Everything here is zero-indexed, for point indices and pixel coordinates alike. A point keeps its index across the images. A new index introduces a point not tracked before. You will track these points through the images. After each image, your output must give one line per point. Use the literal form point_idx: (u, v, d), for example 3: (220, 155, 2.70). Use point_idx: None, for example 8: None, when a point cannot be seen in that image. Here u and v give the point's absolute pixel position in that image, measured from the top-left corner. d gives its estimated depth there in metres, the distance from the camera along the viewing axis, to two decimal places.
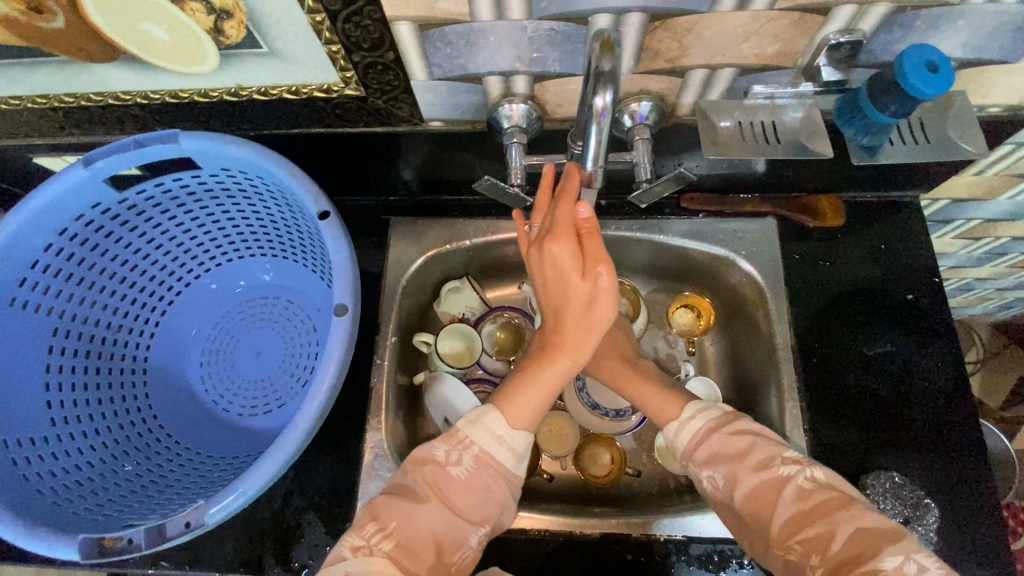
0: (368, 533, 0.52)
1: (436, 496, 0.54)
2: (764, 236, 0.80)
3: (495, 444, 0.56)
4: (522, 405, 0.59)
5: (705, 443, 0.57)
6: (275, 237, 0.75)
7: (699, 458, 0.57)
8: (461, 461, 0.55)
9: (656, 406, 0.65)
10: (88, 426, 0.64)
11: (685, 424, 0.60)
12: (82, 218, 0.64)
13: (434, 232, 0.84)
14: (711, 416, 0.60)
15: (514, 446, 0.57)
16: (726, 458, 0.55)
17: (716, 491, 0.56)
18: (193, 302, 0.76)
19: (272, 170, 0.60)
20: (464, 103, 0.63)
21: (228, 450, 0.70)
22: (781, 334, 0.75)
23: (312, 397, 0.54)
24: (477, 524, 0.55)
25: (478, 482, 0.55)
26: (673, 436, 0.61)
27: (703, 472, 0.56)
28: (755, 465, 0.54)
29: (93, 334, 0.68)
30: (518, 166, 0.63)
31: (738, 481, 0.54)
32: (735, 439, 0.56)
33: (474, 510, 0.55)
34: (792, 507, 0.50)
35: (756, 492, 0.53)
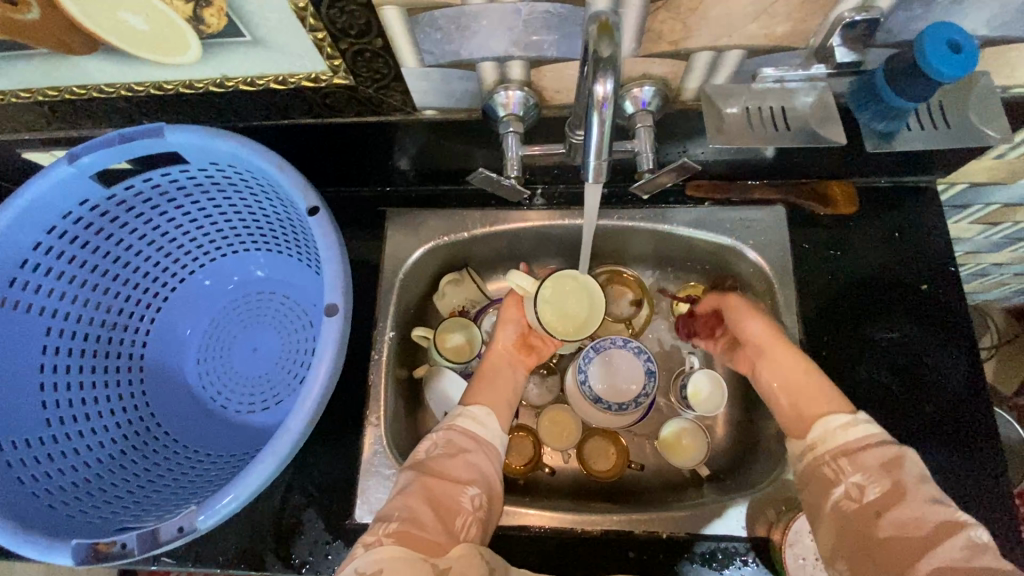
0: (376, 530, 0.52)
1: (424, 472, 0.58)
2: (773, 226, 0.77)
3: (458, 417, 0.65)
4: (479, 393, 0.69)
5: (868, 451, 0.55)
6: (268, 231, 0.73)
7: (855, 460, 0.54)
8: (434, 442, 0.62)
9: (820, 400, 0.61)
10: (85, 425, 0.64)
11: (855, 423, 0.57)
12: (70, 215, 0.63)
13: (432, 224, 0.82)
14: (876, 429, 0.56)
15: (475, 415, 0.65)
16: (887, 476, 0.52)
17: (848, 501, 0.53)
18: (188, 298, 0.76)
19: (259, 165, 0.58)
20: (458, 90, 0.60)
21: (227, 447, 0.70)
22: (789, 325, 0.73)
23: (303, 399, 0.53)
24: (467, 483, 0.58)
25: (453, 448, 0.61)
26: (833, 427, 0.58)
27: (855, 477, 0.53)
28: (925, 498, 0.51)
29: (87, 333, 0.67)
30: (514, 156, 0.60)
31: (894, 506, 0.51)
32: (908, 462, 0.53)
33: (460, 470, 0.58)
34: (956, 553, 0.46)
35: (912, 523, 0.49)
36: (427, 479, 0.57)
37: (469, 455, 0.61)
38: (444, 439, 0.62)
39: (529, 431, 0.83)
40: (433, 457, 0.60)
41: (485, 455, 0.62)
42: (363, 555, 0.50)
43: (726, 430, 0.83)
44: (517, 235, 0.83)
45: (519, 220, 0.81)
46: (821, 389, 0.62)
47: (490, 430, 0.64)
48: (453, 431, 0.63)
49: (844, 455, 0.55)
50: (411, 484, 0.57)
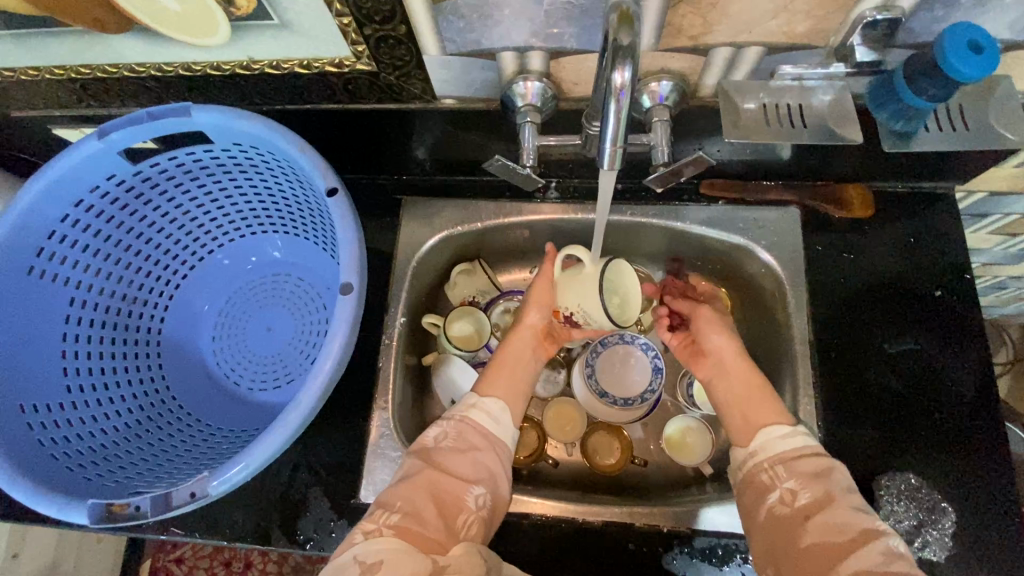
0: (376, 518, 0.53)
1: (431, 464, 0.58)
2: (786, 227, 0.77)
3: (470, 409, 0.64)
4: (491, 384, 0.69)
5: (802, 461, 0.57)
6: (286, 213, 0.74)
7: (789, 467, 0.57)
8: (445, 431, 0.62)
9: (762, 410, 0.64)
10: (104, 394, 0.66)
11: (793, 433, 0.60)
12: (98, 189, 0.65)
13: (446, 213, 0.83)
14: (813, 442, 0.59)
15: (489, 409, 0.65)
16: (820, 483, 0.55)
17: (779, 505, 0.55)
18: (206, 276, 0.77)
19: (281, 146, 0.59)
20: (477, 80, 0.61)
21: (238, 423, 0.71)
22: (799, 326, 0.73)
23: (314, 375, 0.54)
24: (471, 482, 0.58)
25: (464, 443, 0.61)
26: (773, 437, 0.60)
27: (788, 482, 0.56)
28: (851, 506, 0.52)
29: (109, 305, 0.69)
30: (530, 146, 0.60)
31: (823, 510, 0.52)
32: (837, 472, 0.56)
33: (467, 468, 0.59)
34: (875, 558, 0.48)
35: (838, 528, 0.51)
36: (433, 473, 0.57)
37: (478, 454, 0.60)
38: (455, 432, 0.62)
39: (534, 423, 0.83)
40: (442, 448, 0.60)
41: (495, 454, 0.62)
42: (362, 542, 0.50)
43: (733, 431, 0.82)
44: (531, 227, 0.84)
45: (533, 212, 0.82)
46: (764, 397, 0.65)
47: (501, 426, 0.64)
48: (465, 425, 0.63)
49: (779, 462, 0.57)
50: (417, 475, 0.57)
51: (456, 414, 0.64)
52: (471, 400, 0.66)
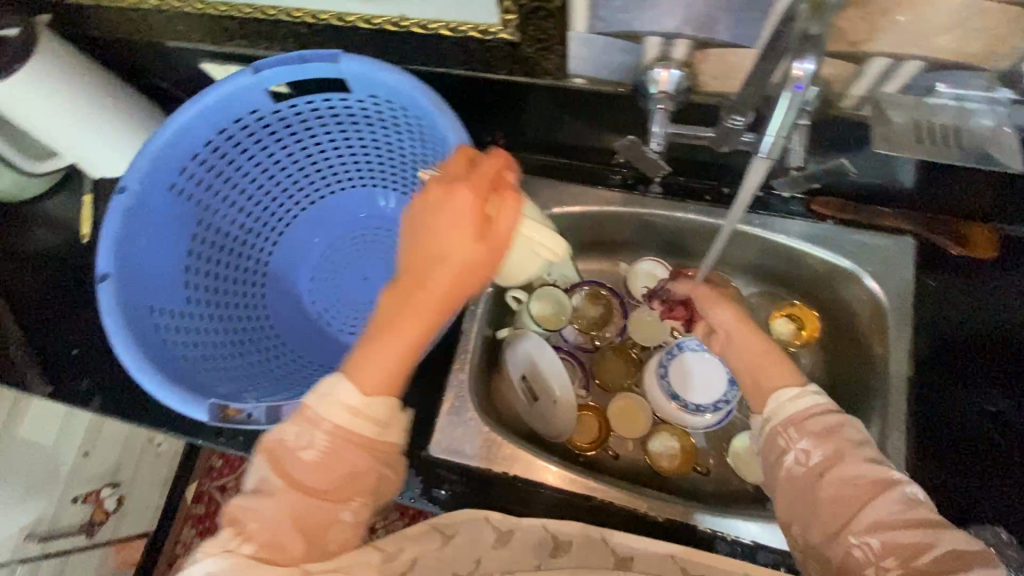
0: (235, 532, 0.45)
1: (283, 479, 0.47)
2: (899, 256, 0.74)
3: (345, 415, 0.48)
4: (376, 361, 0.50)
5: (817, 418, 0.53)
6: (399, 171, 0.78)
7: (802, 428, 0.52)
8: (314, 441, 0.48)
9: (769, 368, 0.58)
10: (215, 312, 0.71)
11: (803, 394, 0.55)
12: (239, 121, 0.69)
13: (545, 194, 0.84)
14: (826, 399, 0.54)
15: (373, 414, 0.49)
16: (835, 437, 0.51)
17: (796, 467, 0.51)
18: (314, 219, 0.81)
19: (421, 102, 0.62)
20: (614, 62, 0.62)
21: (328, 359, 0.76)
22: (897, 360, 0.71)
23: (427, 323, 0.55)
24: (340, 503, 0.48)
25: (337, 463, 0.48)
26: (784, 400, 0.55)
27: (801, 442, 0.52)
28: (863, 458, 0.49)
29: (229, 231, 0.74)
30: (659, 132, 0.60)
31: (837, 466, 0.49)
32: (852, 427, 0.52)
33: (333, 488, 0.47)
34: (892, 508, 0.46)
35: (850, 484, 0.48)
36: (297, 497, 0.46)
37: (359, 471, 0.48)
38: (325, 447, 0.48)
39: (599, 412, 0.85)
40: (301, 463, 0.47)
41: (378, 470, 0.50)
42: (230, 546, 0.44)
43: None
44: (625, 219, 0.85)
45: (635, 204, 0.83)
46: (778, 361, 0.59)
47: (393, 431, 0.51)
48: (339, 438, 0.48)
49: (791, 424, 0.53)
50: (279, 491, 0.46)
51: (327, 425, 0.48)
52: (350, 399, 0.49)
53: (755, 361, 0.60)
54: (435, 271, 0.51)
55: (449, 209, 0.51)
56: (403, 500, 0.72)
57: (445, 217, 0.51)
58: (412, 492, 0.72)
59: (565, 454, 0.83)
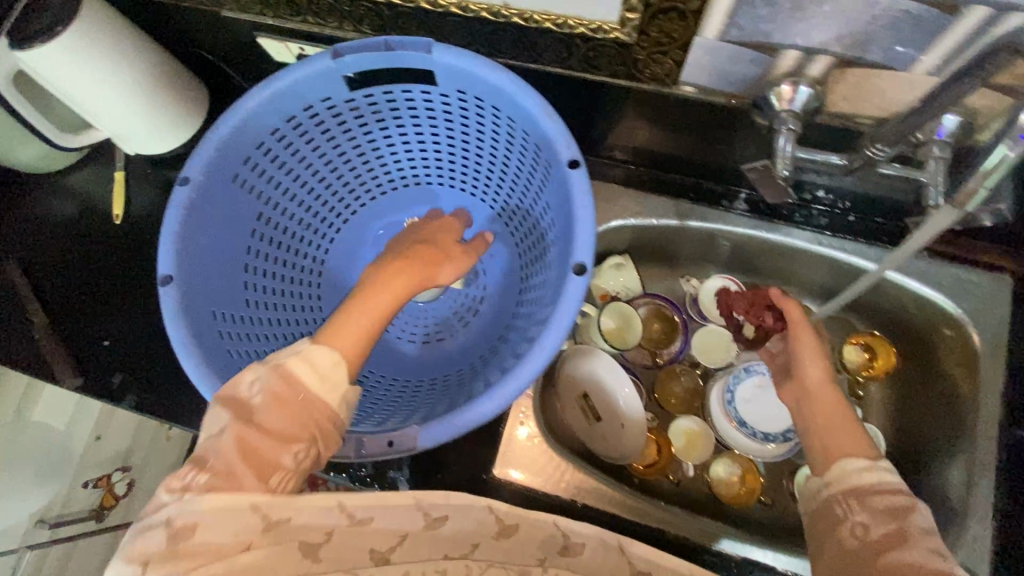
0: (182, 476, 0.44)
1: (238, 419, 0.45)
2: (995, 296, 0.70)
3: (301, 363, 0.47)
4: (342, 338, 0.51)
5: (881, 496, 0.52)
6: (473, 172, 0.72)
7: (864, 503, 0.52)
8: (263, 381, 0.46)
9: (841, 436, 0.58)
10: (272, 315, 0.66)
11: (872, 468, 0.54)
12: (309, 108, 0.63)
13: (621, 202, 0.79)
14: (895, 477, 0.53)
15: (314, 360, 0.48)
16: (895, 519, 0.50)
17: (849, 538, 0.51)
18: (374, 216, 0.76)
19: (521, 105, 0.56)
20: (734, 74, 0.57)
21: (388, 370, 0.71)
22: (987, 405, 0.68)
23: (534, 353, 0.51)
24: (290, 443, 0.45)
25: (282, 403, 0.46)
26: (847, 469, 0.55)
27: (861, 516, 0.51)
28: (926, 545, 0.48)
29: (287, 226, 0.69)
30: (786, 154, 0.54)
31: (897, 545, 0.48)
32: (921, 514, 0.50)
33: (284, 427, 0.45)
34: None
35: (908, 566, 0.46)
36: (268, 399, 0.45)
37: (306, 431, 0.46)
38: (272, 385, 0.46)
39: (660, 436, 0.81)
40: (260, 411, 0.45)
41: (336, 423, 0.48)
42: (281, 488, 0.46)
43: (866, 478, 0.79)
44: (702, 235, 0.80)
45: (716, 220, 0.78)
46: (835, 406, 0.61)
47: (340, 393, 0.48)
48: (288, 375, 0.47)
49: (851, 494, 0.53)
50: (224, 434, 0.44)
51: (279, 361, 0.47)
52: (319, 355, 0.48)
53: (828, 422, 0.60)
54: (402, 271, 0.56)
55: (425, 245, 0.62)
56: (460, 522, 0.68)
57: (425, 247, 0.61)
58: None
59: (623, 478, 0.80)
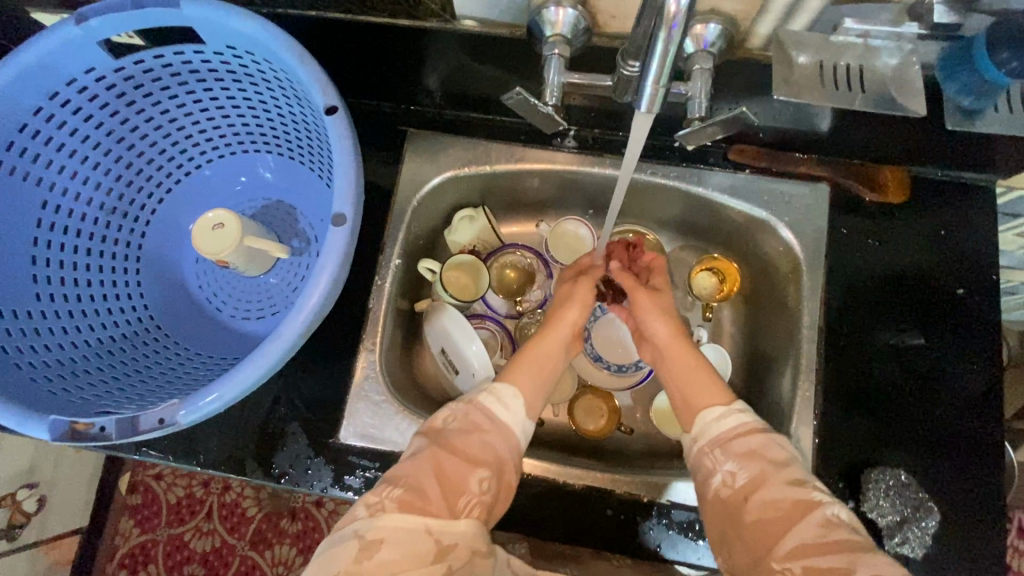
0: (379, 492, 0.51)
1: (438, 445, 0.55)
2: (814, 205, 0.72)
3: (483, 395, 0.61)
4: (517, 372, 0.65)
5: (740, 440, 0.56)
6: (282, 134, 0.69)
7: (726, 450, 0.56)
8: (452, 413, 0.59)
9: (699, 386, 0.63)
10: (73, 307, 0.62)
11: (729, 413, 0.59)
12: (74, 83, 0.59)
13: (453, 152, 0.77)
14: (750, 417, 0.58)
15: (500, 395, 0.61)
16: (758, 461, 0.53)
17: (722, 488, 0.54)
18: (191, 192, 0.72)
19: (277, 53, 0.53)
20: (502, 1, 0.55)
21: (220, 349, 0.69)
22: (810, 311, 0.70)
23: (298, 310, 0.48)
24: (475, 465, 0.54)
25: (468, 424, 0.58)
26: (709, 421, 0.59)
27: (727, 465, 0.54)
28: (785, 479, 0.51)
29: (85, 213, 0.65)
30: (555, 83, 0.54)
31: (762, 486, 0.52)
32: (774, 447, 0.54)
33: (471, 450, 0.55)
34: (813, 531, 0.47)
35: (773, 504, 0.50)
36: (442, 447, 0.55)
37: (483, 457, 0.55)
38: (462, 415, 0.59)
39: None
40: (450, 433, 0.57)
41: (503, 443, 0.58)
42: (365, 519, 0.48)
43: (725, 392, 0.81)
44: (541, 176, 0.79)
45: (547, 160, 0.76)
46: (699, 372, 0.64)
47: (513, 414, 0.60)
48: (473, 408, 0.59)
49: (715, 446, 0.56)
50: (430, 458, 0.53)
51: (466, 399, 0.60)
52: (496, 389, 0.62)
53: (688, 374, 0.65)
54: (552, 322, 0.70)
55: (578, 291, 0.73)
56: (315, 492, 0.68)
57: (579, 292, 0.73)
58: (322, 482, 0.67)
59: None
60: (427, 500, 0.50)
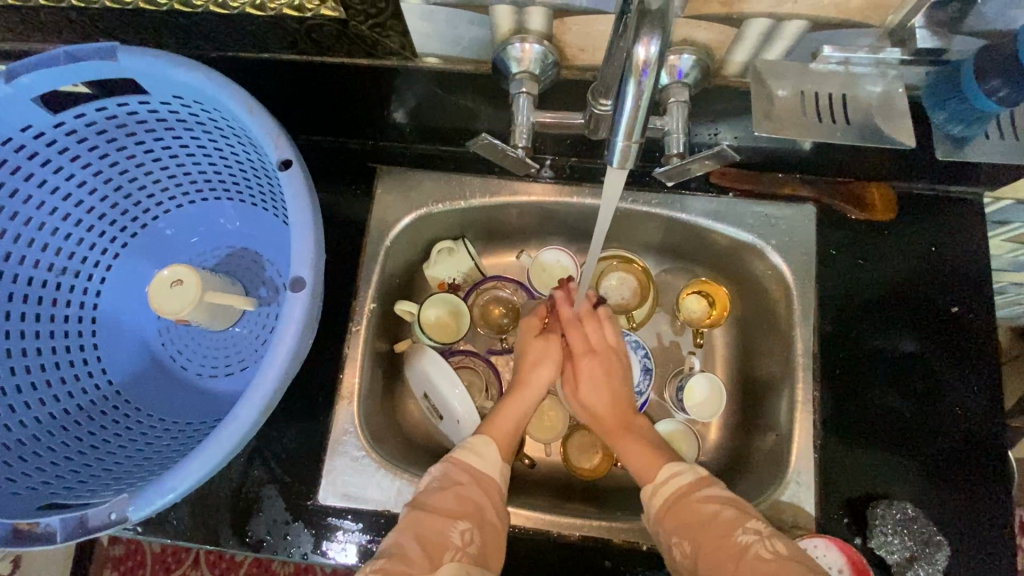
0: (366, 568, 0.49)
1: (414, 506, 0.54)
2: (801, 226, 0.70)
3: (460, 449, 0.60)
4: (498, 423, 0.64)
5: (678, 504, 0.55)
6: (242, 180, 0.65)
7: (671, 516, 0.55)
8: (434, 473, 0.57)
9: (636, 462, 0.62)
10: (24, 380, 0.58)
11: (663, 480, 0.58)
12: (10, 142, 0.55)
13: (424, 188, 0.74)
14: (682, 472, 0.57)
15: (475, 446, 0.60)
16: (692, 525, 0.53)
17: (681, 560, 0.52)
18: (149, 247, 0.68)
19: (227, 103, 0.50)
20: (465, 37, 0.52)
21: (186, 413, 0.64)
22: (803, 336, 0.68)
23: (256, 389, 0.45)
24: (456, 517, 0.52)
25: (448, 480, 0.56)
26: (651, 494, 0.58)
27: (670, 537, 0.54)
28: (716, 534, 0.51)
29: (32, 276, 0.60)
30: (525, 123, 0.52)
31: (703, 547, 0.51)
32: (705, 502, 0.53)
33: (450, 504, 0.53)
34: (753, 574, 0.47)
35: (718, 561, 0.49)
36: (417, 508, 0.53)
37: (462, 490, 0.55)
38: (440, 472, 0.57)
39: None
40: (426, 490, 0.55)
41: (491, 497, 0.56)
42: None
43: (721, 436, 0.77)
44: (518, 208, 0.75)
45: (523, 191, 0.73)
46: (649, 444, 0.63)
47: (487, 461, 0.59)
48: (453, 462, 0.58)
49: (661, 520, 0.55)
50: (406, 520, 0.52)
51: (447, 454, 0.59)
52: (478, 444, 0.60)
53: (626, 448, 0.63)
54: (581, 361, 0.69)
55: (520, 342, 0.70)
56: (296, 558, 0.64)
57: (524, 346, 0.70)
58: (303, 548, 0.63)
59: None
60: (407, 562, 0.48)
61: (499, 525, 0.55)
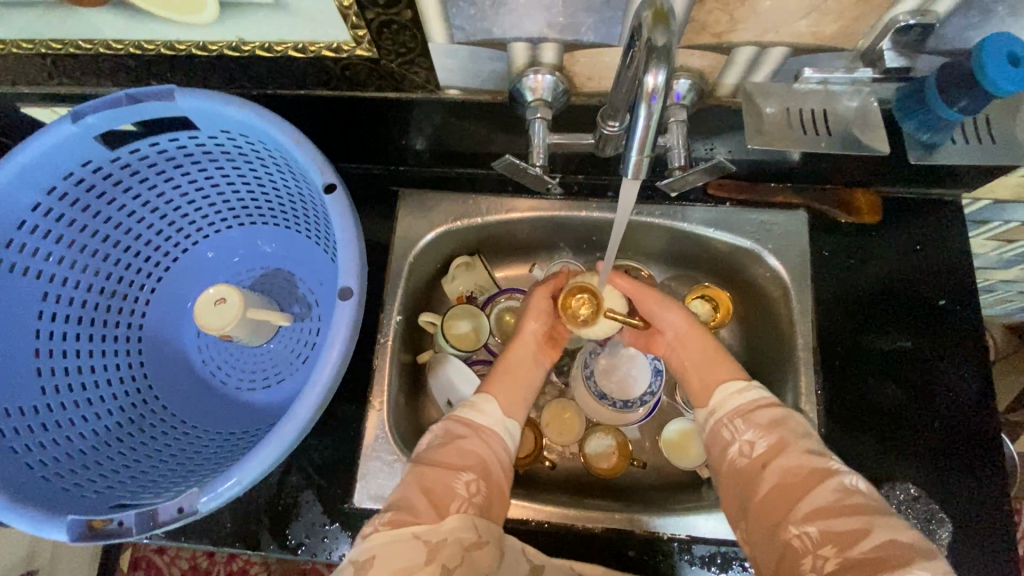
0: (375, 519, 0.51)
1: (419, 462, 0.57)
2: (795, 231, 0.75)
3: (460, 408, 0.63)
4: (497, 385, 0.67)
5: (758, 411, 0.58)
6: (277, 205, 0.71)
7: (747, 419, 0.57)
8: (433, 433, 0.60)
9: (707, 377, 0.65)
10: (81, 395, 0.63)
11: (748, 388, 0.60)
12: (71, 176, 0.60)
13: (443, 208, 0.79)
14: (769, 393, 0.60)
15: (476, 406, 0.64)
16: (775, 433, 0.55)
17: (742, 458, 0.56)
18: (189, 269, 0.74)
19: (274, 136, 0.56)
20: (484, 70, 0.58)
21: (228, 423, 0.69)
22: (803, 333, 0.72)
23: (309, 390, 0.52)
24: (461, 469, 0.56)
25: (449, 437, 0.59)
26: (727, 396, 0.61)
27: (746, 434, 0.56)
28: (803, 450, 0.53)
29: (86, 299, 0.65)
30: (541, 144, 0.57)
31: (779, 456, 0.53)
32: (794, 420, 0.56)
33: (454, 458, 0.57)
34: (830, 495, 0.49)
35: (792, 470, 0.52)
36: (423, 465, 0.56)
37: (465, 444, 0.58)
38: (442, 430, 0.60)
39: (530, 423, 0.81)
40: (428, 449, 0.58)
41: (485, 443, 0.60)
42: (356, 547, 0.49)
43: None
44: (530, 223, 0.81)
45: (535, 207, 0.79)
46: (722, 361, 0.65)
47: (490, 419, 0.62)
48: (453, 421, 0.62)
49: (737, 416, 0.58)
50: (412, 474, 0.55)
51: (448, 415, 0.62)
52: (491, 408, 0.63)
53: (700, 363, 0.66)
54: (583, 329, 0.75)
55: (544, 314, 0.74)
56: (333, 560, 0.67)
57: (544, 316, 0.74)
58: (340, 549, 0.67)
59: None
60: (416, 513, 0.51)
61: (502, 475, 0.58)
